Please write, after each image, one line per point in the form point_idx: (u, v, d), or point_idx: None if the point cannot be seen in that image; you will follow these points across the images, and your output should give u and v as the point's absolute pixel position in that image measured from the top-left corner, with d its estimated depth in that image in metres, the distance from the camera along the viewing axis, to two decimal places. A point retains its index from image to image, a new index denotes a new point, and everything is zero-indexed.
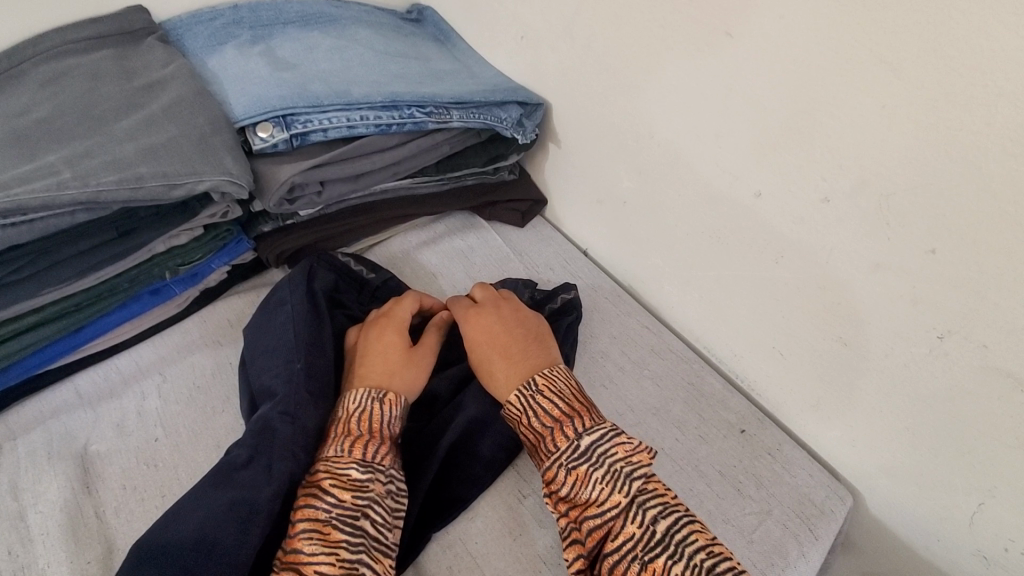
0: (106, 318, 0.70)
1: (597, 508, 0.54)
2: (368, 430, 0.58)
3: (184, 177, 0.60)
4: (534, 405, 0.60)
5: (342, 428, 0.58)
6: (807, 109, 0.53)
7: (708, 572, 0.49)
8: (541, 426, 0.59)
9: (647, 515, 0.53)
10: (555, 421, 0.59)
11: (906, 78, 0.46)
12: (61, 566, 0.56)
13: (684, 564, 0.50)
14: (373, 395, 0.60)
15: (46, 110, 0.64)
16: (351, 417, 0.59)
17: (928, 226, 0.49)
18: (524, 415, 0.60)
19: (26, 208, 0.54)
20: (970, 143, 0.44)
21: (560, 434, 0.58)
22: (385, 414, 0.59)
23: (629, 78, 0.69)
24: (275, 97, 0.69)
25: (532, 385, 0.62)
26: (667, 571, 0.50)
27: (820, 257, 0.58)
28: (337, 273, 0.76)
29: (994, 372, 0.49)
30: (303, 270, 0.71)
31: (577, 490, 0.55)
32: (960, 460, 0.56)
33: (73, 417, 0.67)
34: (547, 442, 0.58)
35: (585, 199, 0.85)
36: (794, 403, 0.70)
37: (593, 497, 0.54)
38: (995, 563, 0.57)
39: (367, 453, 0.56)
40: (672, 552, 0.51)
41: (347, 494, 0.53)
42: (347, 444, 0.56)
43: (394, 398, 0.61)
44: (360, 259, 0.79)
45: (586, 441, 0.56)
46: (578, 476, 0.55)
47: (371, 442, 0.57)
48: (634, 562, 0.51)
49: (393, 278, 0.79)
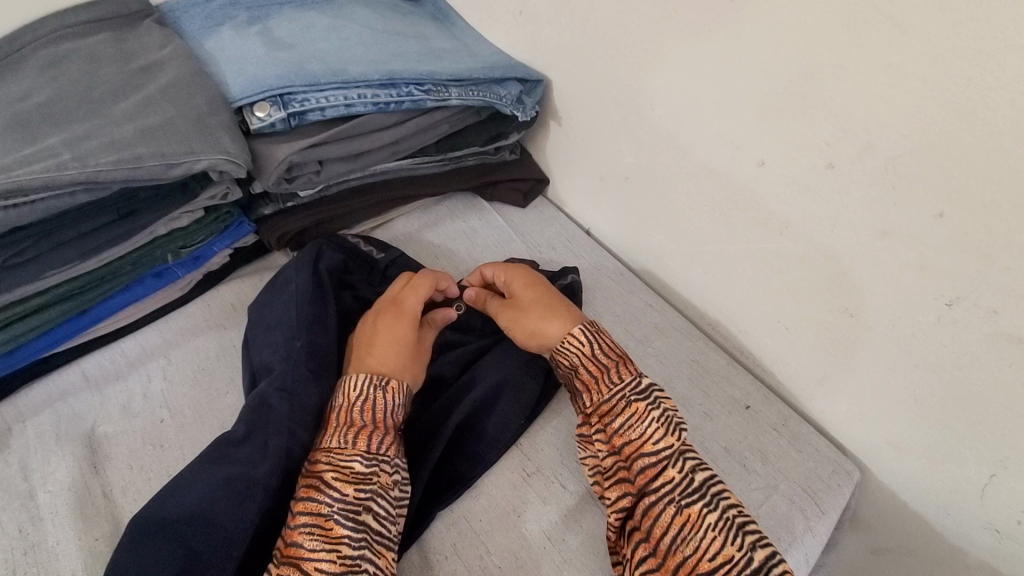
0: (109, 301, 0.70)
1: (651, 446, 0.55)
2: (372, 420, 0.57)
3: (182, 156, 0.60)
4: (599, 341, 0.62)
5: (343, 416, 0.57)
6: (810, 73, 0.52)
7: (739, 526, 0.51)
8: (607, 358, 0.61)
9: (687, 463, 0.55)
10: (618, 358, 0.61)
11: (910, 33, 0.44)
12: (71, 543, 0.57)
13: (718, 514, 0.52)
14: (376, 381, 0.59)
15: (46, 93, 0.65)
16: (354, 406, 0.57)
17: (938, 189, 0.47)
18: (588, 346, 0.62)
19: (26, 189, 0.54)
20: (976, 98, 0.43)
21: (625, 367, 0.61)
22: (387, 403, 0.58)
23: (630, 50, 0.67)
24: (272, 76, 0.68)
25: (593, 326, 0.64)
26: (702, 518, 0.52)
27: (825, 226, 0.57)
28: (345, 253, 0.75)
29: (1005, 337, 0.48)
30: (312, 252, 0.71)
31: (632, 423, 0.57)
32: (969, 430, 0.55)
33: (80, 399, 0.68)
34: (610, 374, 0.60)
35: (588, 178, 0.84)
36: (800, 377, 0.69)
37: (648, 434, 0.56)
38: (1007, 535, 0.56)
39: (371, 444, 0.55)
40: (708, 501, 0.53)
41: (349, 487, 0.53)
42: (351, 435, 0.56)
43: (397, 385, 0.60)
44: (368, 239, 0.79)
45: (645, 381, 0.60)
46: (636, 410, 0.57)
47: (376, 433, 0.56)
48: (670, 505, 0.53)
49: (403, 256, 0.78)
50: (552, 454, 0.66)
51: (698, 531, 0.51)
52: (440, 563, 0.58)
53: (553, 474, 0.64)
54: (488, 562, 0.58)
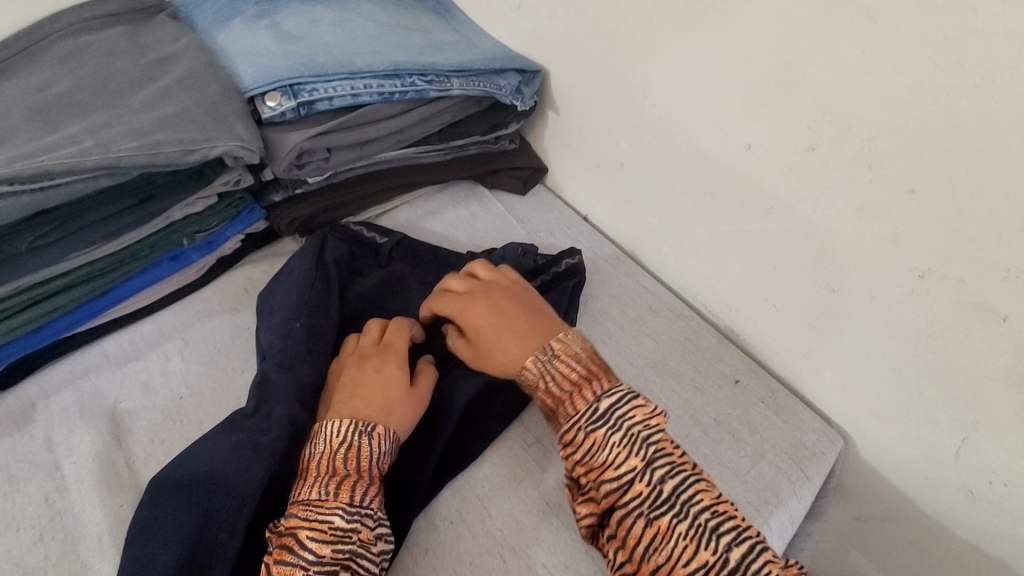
0: (127, 283, 0.74)
1: (613, 471, 0.54)
2: (356, 469, 0.54)
3: (199, 143, 0.63)
4: (551, 368, 0.60)
5: (325, 464, 0.54)
6: (791, 60, 0.55)
7: (712, 530, 0.51)
8: (561, 389, 0.59)
9: (655, 474, 0.53)
10: (573, 385, 0.59)
11: (881, 21, 0.48)
12: (97, 510, 0.60)
13: (688, 523, 0.51)
14: (361, 428, 0.56)
15: (66, 84, 0.68)
16: (337, 454, 0.54)
17: (909, 167, 0.51)
18: (541, 378, 0.61)
19: (52, 173, 0.57)
20: (941, 81, 0.46)
21: (580, 396, 0.58)
22: (373, 451, 0.55)
23: (624, 41, 0.70)
24: (282, 67, 0.71)
25: (549, 351, 0.62)
26: (672, 528, 0.51)
27: (808, 206, 0.60)
28: (350, 241, 0.77)
29: (974, 306, 0.52)
30: (315, 241, 0.74)
31: (593, 451, 0.55)
32: (943, 397, 0.58)
33: (101, 377, 0.71)
34: (566, 404, 0.58)
35: (585, 165, 0.87)
36: (787, 352, 0.72)
37: (610, 460, 0.54)
38: (981, 496, 0.60)
39: (354, 496, 0.52)
40: (678, 511, 0.52)
41: (326, 547, 0.49)
42: (333, 486, 0.52)
43: (384, 431, 0.57)
44: (371, 225, 0.80)
45: (604, 404, 0.57)
46: (596, 438, 0.55)
47: (360, 483, 0.53)
48: (639, 518, 0.52)
49: (405, 239, 0.80)
50: (551, 426, 0.69)
51: (668, 541, 0.51)
52: (446, 527, 0.61)
53: (552, 444, 0.68)
54: (490, 525, 0.62)
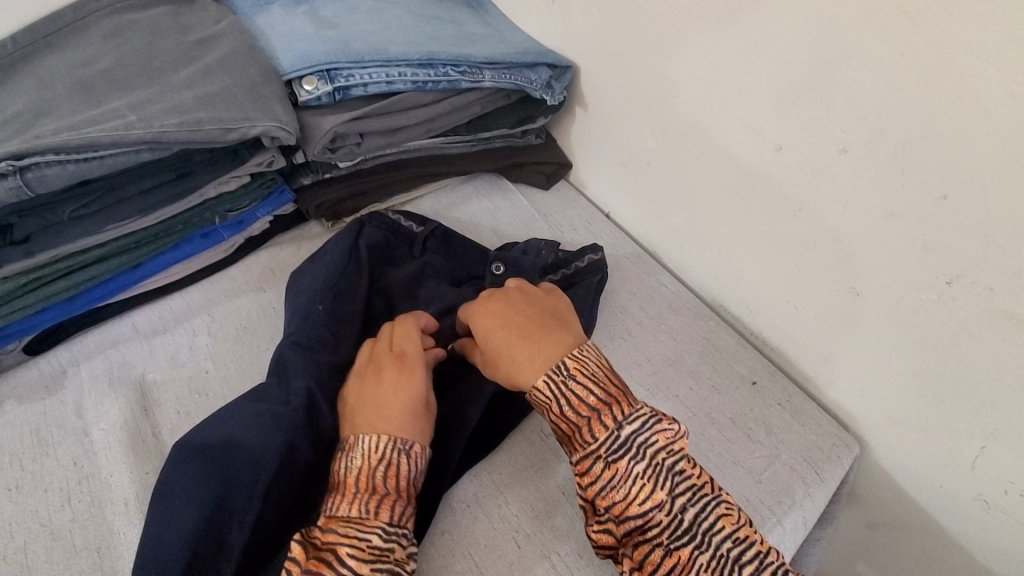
0: (161, 257, 0.75)
1: (637, 506, 0.54)
2: (395, 487, 0.55)
3: (239, 122, 0.65)
4: (566, 392, 0.60)
5: (363, 481, 0.54)
6: (827, 62, 0.55)
7: (733, 561, 0.52)
8: (577, 415, 0.59)
9: (677, 503, 0.54)
10: (590, 411, 0.58)
11: (921, 26, 0.48)
12: (123, 475, 0.62)
13: (709, 554, 0.52)
14: (400, 446, 0.56)
15: (111, 60, 0.69)
16: (377, 471, 0.55)
17: (940, 174, 0.51)
18: (553, 402, 0.60)
19: (97, 145, 0.59)
20: (978, 88, 0.47)
21: (598, 424, 0.57)
22: (412, 469, 0.56)
23: (658, 38, 0.71)
24: (319, 52, 0.73)
25: (563, 369, 0.61)
26: (692, 560, 0.52)
27: (836, 209, 0.60)
28: (387, 229, 0.78)
29: (998, 313, 0.52)
30: (353, 226, 0.76)
31: (615, 484, 0.55)
32: (963, 404, 0.59)
33: (130, 347, 0.72)
34: (582, 432, 0.58)
35: (610, 163, 0.88)
36: (805, 356, 0.73)
37: (633, 494, 0.54)
38: (996, 506, 0.60)
39: (394, 515, 0.53)
40: (699, 542, 0.53)
41: (366, 565, 0.49)
42: (374, 504, 0.53)
43: (422, 450, 0.58)
44: (409, 214, 0.80)
45: (625, 432, 0.57)
46: (618, 470, 0.55)
47: (398, 502, 0.54)
48: (658, 547, 0.53)
49: (441, 228, 0.79)
50: None
51: (688, 572, 0.52)
52: (462, 511, 0.62)
53: None
54: (505, 510, 0.63)
